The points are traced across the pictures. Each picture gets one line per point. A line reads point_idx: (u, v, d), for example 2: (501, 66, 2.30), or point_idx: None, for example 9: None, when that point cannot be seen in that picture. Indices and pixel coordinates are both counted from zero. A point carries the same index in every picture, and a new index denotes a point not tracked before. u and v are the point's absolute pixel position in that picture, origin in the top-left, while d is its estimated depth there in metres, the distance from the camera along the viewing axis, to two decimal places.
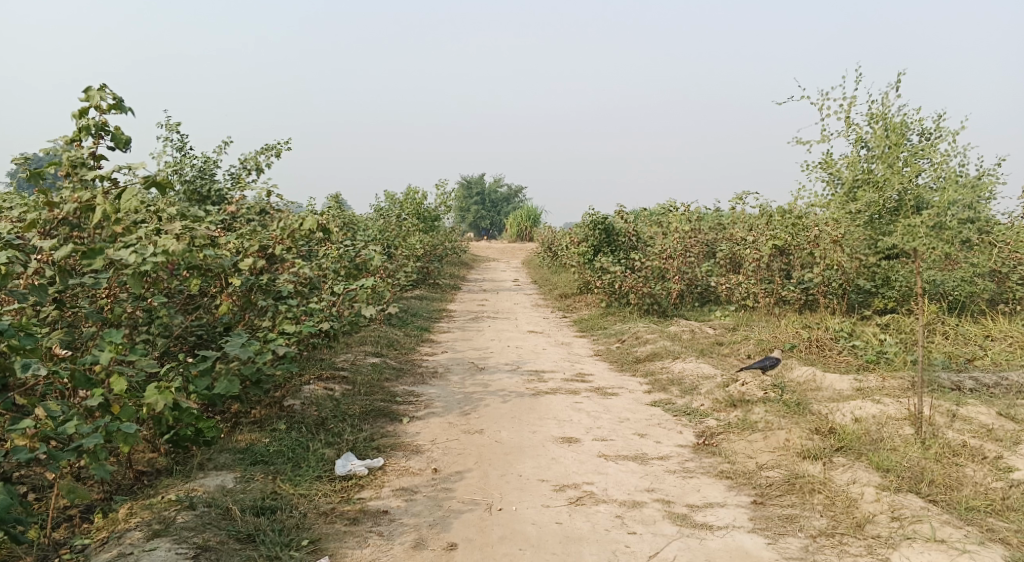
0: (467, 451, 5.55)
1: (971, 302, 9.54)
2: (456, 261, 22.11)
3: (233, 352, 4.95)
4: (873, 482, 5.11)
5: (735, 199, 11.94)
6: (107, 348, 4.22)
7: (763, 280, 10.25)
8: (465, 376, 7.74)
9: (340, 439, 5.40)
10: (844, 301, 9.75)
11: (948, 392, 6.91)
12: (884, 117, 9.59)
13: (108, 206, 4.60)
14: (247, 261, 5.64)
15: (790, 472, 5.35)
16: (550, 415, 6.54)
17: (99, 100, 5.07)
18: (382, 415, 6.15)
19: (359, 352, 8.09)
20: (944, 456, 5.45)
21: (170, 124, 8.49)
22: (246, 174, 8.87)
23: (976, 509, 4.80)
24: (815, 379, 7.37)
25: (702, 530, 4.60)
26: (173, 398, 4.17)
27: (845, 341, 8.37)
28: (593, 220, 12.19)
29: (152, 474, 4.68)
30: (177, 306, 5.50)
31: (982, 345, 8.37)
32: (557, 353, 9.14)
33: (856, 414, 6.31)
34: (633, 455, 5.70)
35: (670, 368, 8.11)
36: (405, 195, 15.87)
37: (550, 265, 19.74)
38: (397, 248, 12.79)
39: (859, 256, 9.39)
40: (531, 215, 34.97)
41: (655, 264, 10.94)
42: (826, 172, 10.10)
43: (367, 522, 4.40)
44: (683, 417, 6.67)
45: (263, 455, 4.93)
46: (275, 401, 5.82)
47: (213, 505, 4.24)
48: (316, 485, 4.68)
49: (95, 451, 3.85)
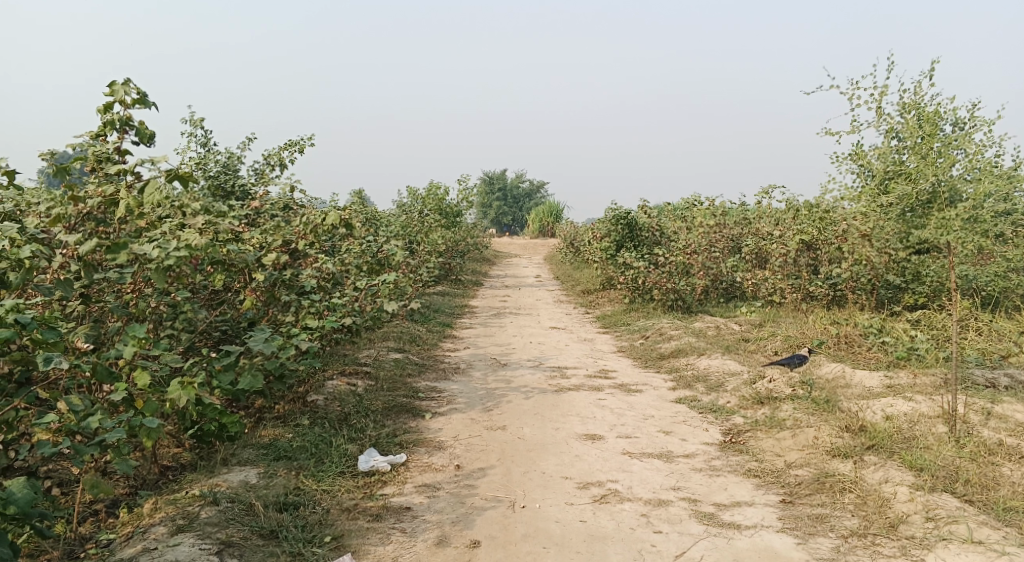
0: (489, 447, 5.49)
1: (1005, 297, 9.34)
2: (477, 257, 22.07)
3: (256, 347, 4.93)
4: (906, 482, 4.99)
5: (761, 193, 11.86)
6: (130, 342, 4.20)
7: (790, 276, 10.09)
8: (488, 372, 7.69)
9: (362, 435, 5.37)
10: (873, 296, 9.56)
11: (982, 389, 6.76)
12: (917, 107, 9.40)
13: (132, 200, 4.58)
14: (271, 256, 5.62)
15: (820, 471, 5.24)
16: (573, 412, 6.46)
17: (123, 94, 5.06)
18: (404, 411, 6.11)
19: (382, 348, 8.06)
20: (980, 455, 5.31)
21: (194, 119, 8.51)
22: (269, 169, 8.87)
23: (1014, 509, 4.67)
24: (845, 376, 7.24)
25: (729, 529, 4.51)
26: (195, 394, 4.15)
27: (874, 337, 8.20)
28: (615, 215, 12.09)
29: (176, 469, 4.67)
30: (202, 302, 5.49)
31: (1017, 341, 8.18)
32: (581, 350, 9.06)
33: (887, 412, 6.18)
34: (658, 453, 5.61)
35: (695, 364, 8.01)
36: (428, 190, 15.83)
37: (573, 261, 19.63)
38: (419, 243, 12.77)
39: (888, 251, 9.13)
40: (553, 211, 34.86)
41: (679, 259, 10.71)
42: (857, 165, 9.92)
43: (389, 518, 4.36)
44: (708, 414, 6.57)
45: (286, 451, 4.90)
46: (298, 397, 5.79)
47: (236, 500, 4.21)
48: (338, 481, 4.64)
49: (117, 446, 3.83)
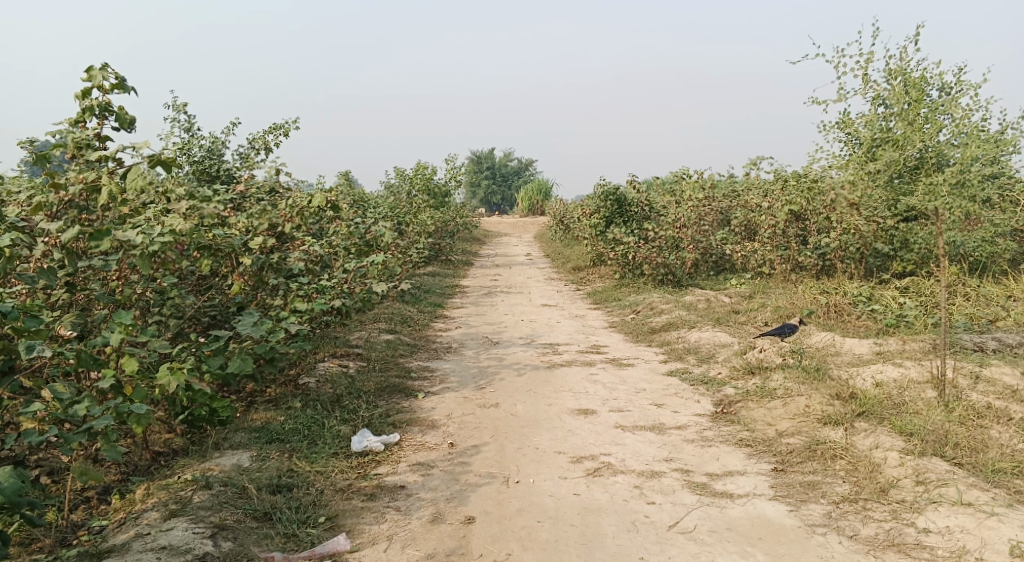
0: (483, 425, 5.51)
1: (992, 263, 9.39)
2: (467, 237, 22.03)
3: (245, 331, 4.92)
4: (896, 447, 5.03)
5: (750, 164, 11.78)
6: (117, 329, 4.18)
7: (779, 247, 10.06)
8: (480, 351, 7.70)
9: (355, 416, 5.37)
10: (862, 265, 9.64)
11: (970, 353, 6.81)
12: (903, 73, 9.40)
13: (114, 187, 4.54)
14: (258, 240, 5.59)
15: (811, 438, 5.27)
16: (566, 387, 6.48)
17: (101, 80, 5.00)
18: (397, 391, 6.12)
19: (373, 329, 8.05)
20: (968, 418, 5.36)
21: (177, 104, 8.43)
22: (254, 153, 8.81)
23: (1002, 471, 4.72)
24: (834, 344, 7.30)
25: (722, 498, 4.54)
26: (185, 379, 4.13)
27: (863, 305, 8.24)
28: (604, 191, 11.97)
29: (169, 455, 4.66)
30: (189, 288, 5.48)
31: (1004, 306, 8.24)
32: (572, 326, 9.07)
33: (876, 379, 6.22)
34: (651, 425, 5.64)
35: (686, 337, 8.04)
36: (415, 170, 15.74)
37: (562, 238, 19.62)
38: (408, 225, 12.72)
39: (877, 219, 9.14)
40: (542, 188, 34.79)
41: (668, 234, 10.77)
42: (844, 133, 9.92)
43: (384, 498, 4.37)
44: (700, 385, 6.60)
45: (278, 434, 4.90)
46: (290, 380, 5.79)
47: (229, 484, 4.22)
48: (332, 462, 4.65)
49: (106, 433, 3.80)
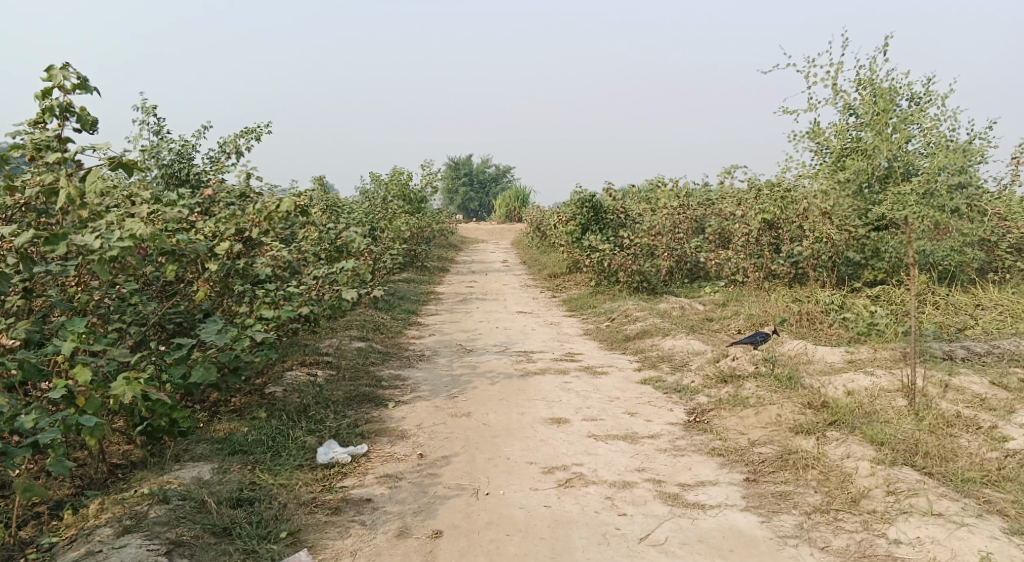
0: (454, 435, 5.43)
1: (961, 271, 9.50)
2: (443, 243, 21.88)
3: (208, 339, 4.85)
4: (868, 456, 5.02)
5: (724, 173, 11.80)
6: (70, 338, 4.08)
7: (753, 255, 10.12)
8: (453, 359, 7.62)
9: (321, 426, 5.27)
10: (834, 273, 9.58)
11: (940, 361, 6.85)
12: (873, 83, 9.48)
13: (72, 190, 4.40)
14: (224, 245, 5.50)
15: (783, 448, 5.25)
16: (539, 396, 6.42)
17: (62, 79, 4.86)
18: (366, 400, 6.02)
19: (344, 337, 7.95)
20: (938, 427, 5.37)
21: (146, 107, 8.27)
22: (224, 157, 8.68)
23: (972, 480, 4.72)
24: (807, 352, 7.31)
25: (694, 510, 4.50)
26: (141, 389, 4.01)
27: (835, 314, 8.28)
28: (580, 198, 11.99)
29: (126, 468, 4.54)
30: (153, 294, 5.39)
31: (972, 314, 8.32)
32: (547, 334, 9.02)
33: (848, 387, 6.23)
34: (623, 434, 5.59)
35: (660, 345, 8.01)
36: (390, 175, 15.62)
37: (539, 244, 19.55)
38: (383, 231, 12.62)
39: (848, 228, 9.20)
40: (519, 195, 34.76)
41: (644, 241, 10.82)
42: (814, 142, 10.00)
43: (349, 511, 4.28)
44: (673, 394, 6.57)
45: (241, 445, 4.78)
46: (256, 389, 5.69)
47: (188, 497, 4.10)
48: (296, 475, 4.55)
49: (54, 446, 3.68)
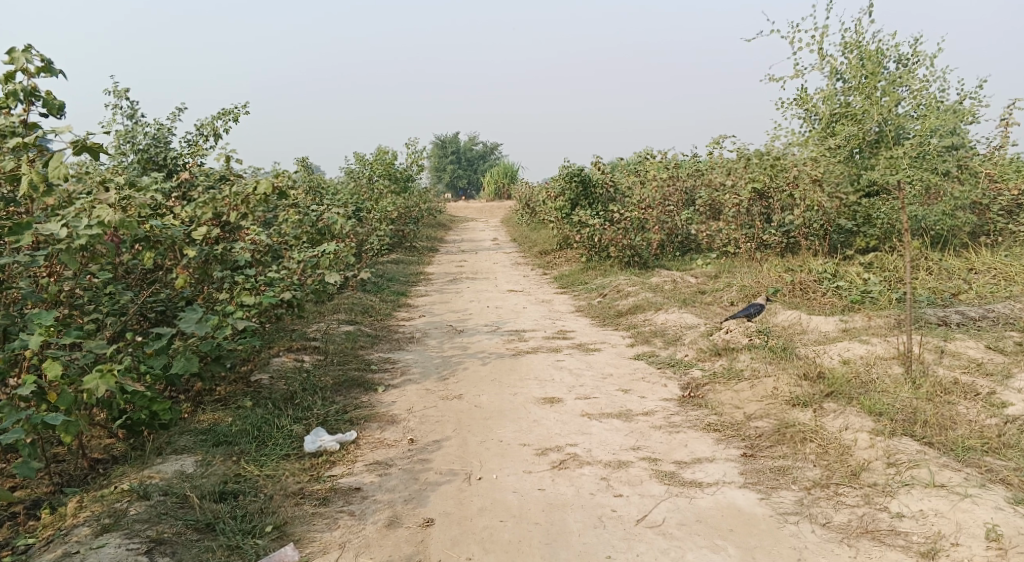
0: (445, 418, 5.31)
1: (953, 236, 9.40)
2: (433, 223, 21.67)
3: (189, 329, 4.73)
4: (866, 428, 4.92)
5: (712, 143, 11.66)
6: (36, 332, 3.95)
7: (743, 226, 10.00)
8: (444, 340, 7.50)
9: (308, 414, 5.14)
10: (826, 241, 9.52)
11: (935, 327, 6.76)
12: (859, 46, 9.35)
13: (35, 175, 4.33)
14: (201, 230, 5.36)
15: (780, 421, 5.15)
16: (531, 375, 6.30)
17: (25, 62, 4.68)
18: (355, 385, 5.90)
19: (332, 321, 7.81)
20: (936, 395, 5.28)
21: (118, 90, 8.05)
22: (203, 140, 8.49)
23: (973, 448, 4.64)
24: (801, 323, 7.21)
25: (691, 488, 4.40)
26: (115, 381, 3.89)
27: (828, 282, 8.16)
28: (569, 172, 11.78)
29: (107, 462, 4.41)
30: (132, 283, 5.26)
31: (966, 279, 8.22)
32: (538, 311, 8.90)
33: (844, 357, 6.14)
34: (617, 412, 5.49)
35: (653, 320, 7.90)
36: (375, 155, 15.37)
37: (528, 221, 19.35)
38: (369, 211, 12.43)
39: (839, 195, 9.12)
40: (508, 171, 34.40)
41: (635, 215, 10.59)
42: (802, 109, 9.87)
43: (338, 502, 4.16)
44: (667, 369, 6.47)
45: (226, 436, 4.66)
46: (241, 377, 5.57)
47: (170, 493, 3.98)
48: (283, 465, 4.43)
49: (20, 445, 3.60)
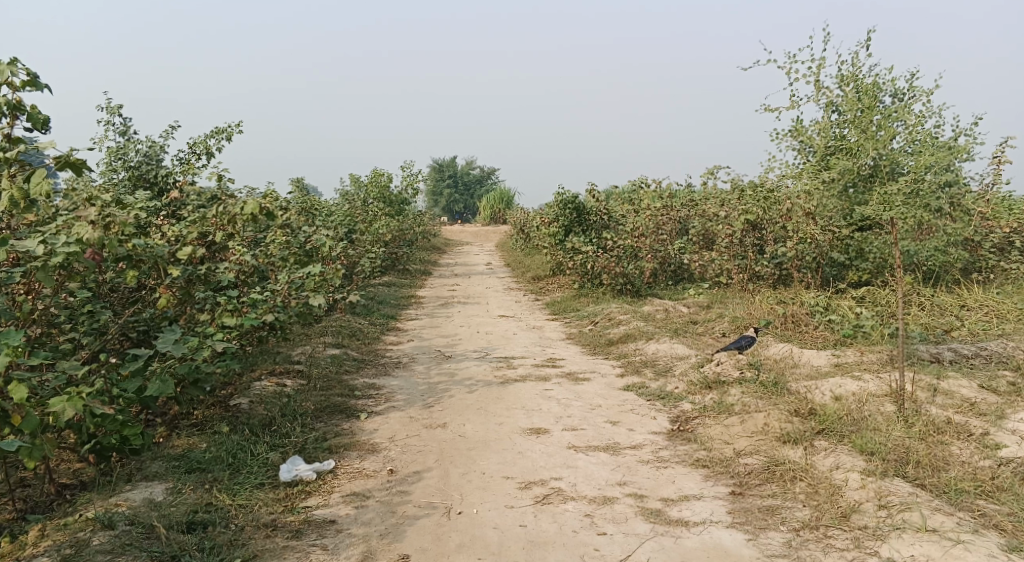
0: (428, 448, 5.18)
1: (945, 272, 9.39)
2: (427, 246, 21.60)
3: (165, 349, 4.62)
4: (857, 467, 4.82)
5: (707, 173, 11.64)
6: (3, 353, 3.82)
7: (737, 256, 9.90)
8: (431, 366, 7.37)
9: (286, 441, 5.00)
10: (818, 274, 9.43)
11: (927, 364, 6.67)
12: (856, 79, 9.36)
13: (15, 192, 4.23)
14: (186, 249, 5.25)
15: (769, 459, 5.04)
16: (518, 404, 6.18)
17: (10, 75, 4.59)
18: (337, 411, 5.78)
19: (319, 344, 7.68)
20: (928, 434, 5.18)
21: (111, 106, 7.97)
22: (194, 158, 8.40)
23: (966, 491, 4.54)
24: (792, 356, 7.12)
25: (677, 527, 4.28)
26: (83, 405, 3.79)
27: (820, 315, 8.08)
28: (562, 199, 11.67)
29: (75, 488, 4.30)
30: (113, 302, 5.16)
31: (958, 315, 8.16)
32: (528, 338, 8.78)
33: (835, 392, 6.04)
34: (604, 445, 5.36)
35: (643, 350, 7.80)
36: (370, 177, 15.31)
37: (523, 247, 19.32)
38: (361, 233, 12.33)
39: (833, 228, 9.12)
40: (504, 197, 34.38)
41: (626, 243, 10.62)
42: (797, 141, 9.85)
43: (311, 534, 4.04)
44: (656, 401, 6.36)
45: (199, 463, 4.54)
46: (219, 401, 5.43)
47: (136, 523, 3.88)
48: (256, 494, 4.30)
49: None
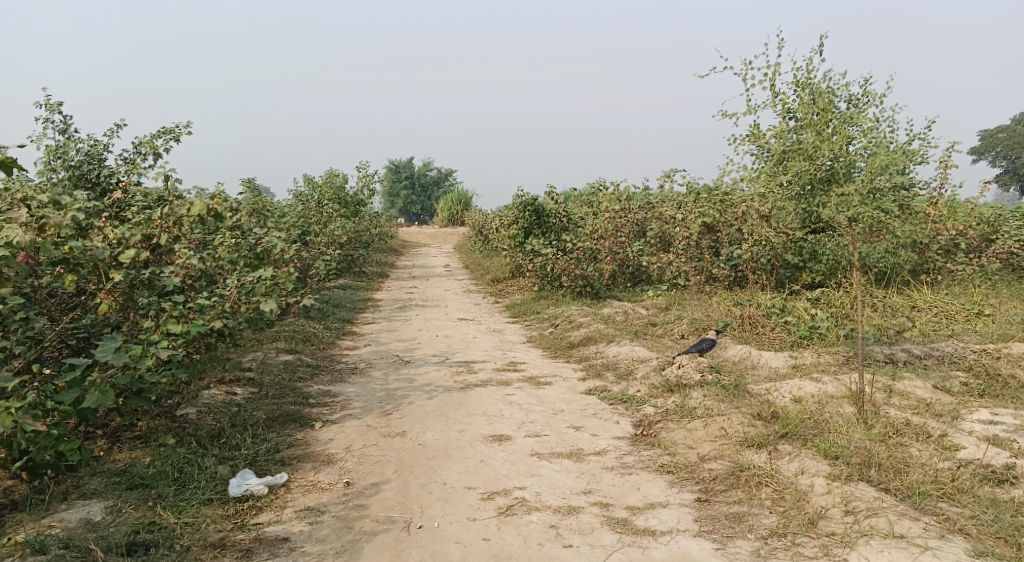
0: (386, 458, 4.99)
1: (895, 274, 9.52)
2: (383, 247, 21.30)
3: (105, 359, 4.36)
4: (822, 472, 4.76)
5: (663, 176, 11.65)
6: None
7: (693, 258, 9.87)
8: (388, 371, 7.18)
9: (235, 454, 4.77)
10: (772, 276, 9.51)
11: (882, 365, 6.69)
12: (810, 85, 9.38)
13: None
14: (128, 252, 4.98)
15: (734, 464, 4.97)
16: (479, 411, 6.01)
17: None
18: (290, 421, 5.55)
19: (270, 349, 7.43)
20: (888, 436, 5.15)
21: (50, 104, 7.61)
22: (140, 157, 8.08)
23: (928, 493, 4.51)
24: (751, 358, 7.09)
25: (644, 537, 4.17)
26: (10, 422, 3.60)
27: (777, 317, 8.05)
28: (522, 201, 11.54)
29: (4, 508, 4.06)
30: (50, 309, 4.88)
31: (909, 316, 8.20)
32: (488, 342, 8.62)
33: (795, 395, 6.01)
34: (568, 452, 5.23)
35: (605, 352, 7.71)
36: (325, 178, 14.99)
37: (481, 249, 19.18)
38: (315, 235, 12.03)
39: (787, 231, 9.11)
40: (461, 198, 34.09)
41: (586, 245, 10.53)
42: (755, 145, 9.83)
43: (262, 554, 3.85)
44: (619, 405, 6.25)
45: (142, 478, 4.31)
46: (165, 411, 5.16)
47: (71, 546, 3.67)
48: (203, 511, 4.08)
49: None
